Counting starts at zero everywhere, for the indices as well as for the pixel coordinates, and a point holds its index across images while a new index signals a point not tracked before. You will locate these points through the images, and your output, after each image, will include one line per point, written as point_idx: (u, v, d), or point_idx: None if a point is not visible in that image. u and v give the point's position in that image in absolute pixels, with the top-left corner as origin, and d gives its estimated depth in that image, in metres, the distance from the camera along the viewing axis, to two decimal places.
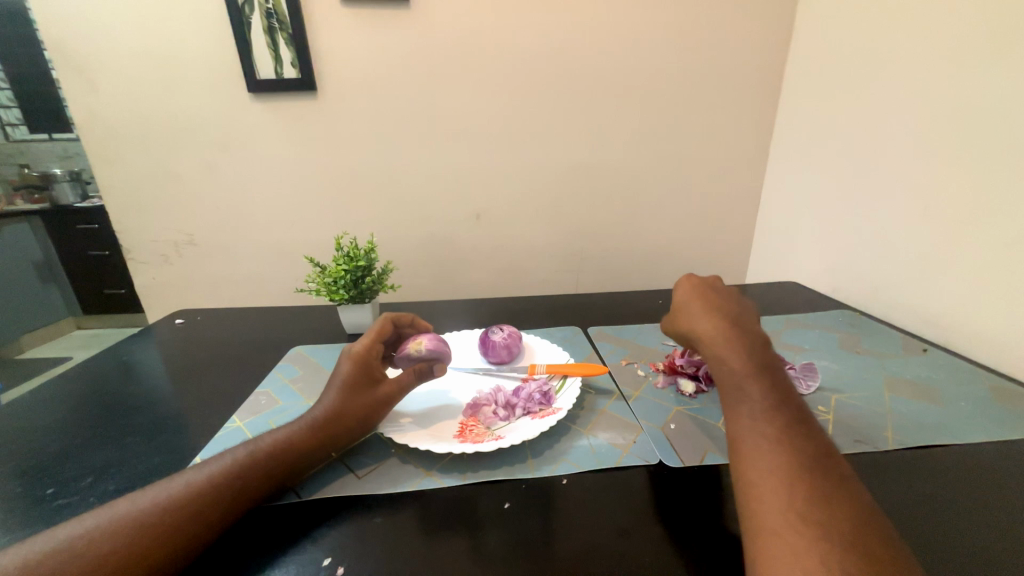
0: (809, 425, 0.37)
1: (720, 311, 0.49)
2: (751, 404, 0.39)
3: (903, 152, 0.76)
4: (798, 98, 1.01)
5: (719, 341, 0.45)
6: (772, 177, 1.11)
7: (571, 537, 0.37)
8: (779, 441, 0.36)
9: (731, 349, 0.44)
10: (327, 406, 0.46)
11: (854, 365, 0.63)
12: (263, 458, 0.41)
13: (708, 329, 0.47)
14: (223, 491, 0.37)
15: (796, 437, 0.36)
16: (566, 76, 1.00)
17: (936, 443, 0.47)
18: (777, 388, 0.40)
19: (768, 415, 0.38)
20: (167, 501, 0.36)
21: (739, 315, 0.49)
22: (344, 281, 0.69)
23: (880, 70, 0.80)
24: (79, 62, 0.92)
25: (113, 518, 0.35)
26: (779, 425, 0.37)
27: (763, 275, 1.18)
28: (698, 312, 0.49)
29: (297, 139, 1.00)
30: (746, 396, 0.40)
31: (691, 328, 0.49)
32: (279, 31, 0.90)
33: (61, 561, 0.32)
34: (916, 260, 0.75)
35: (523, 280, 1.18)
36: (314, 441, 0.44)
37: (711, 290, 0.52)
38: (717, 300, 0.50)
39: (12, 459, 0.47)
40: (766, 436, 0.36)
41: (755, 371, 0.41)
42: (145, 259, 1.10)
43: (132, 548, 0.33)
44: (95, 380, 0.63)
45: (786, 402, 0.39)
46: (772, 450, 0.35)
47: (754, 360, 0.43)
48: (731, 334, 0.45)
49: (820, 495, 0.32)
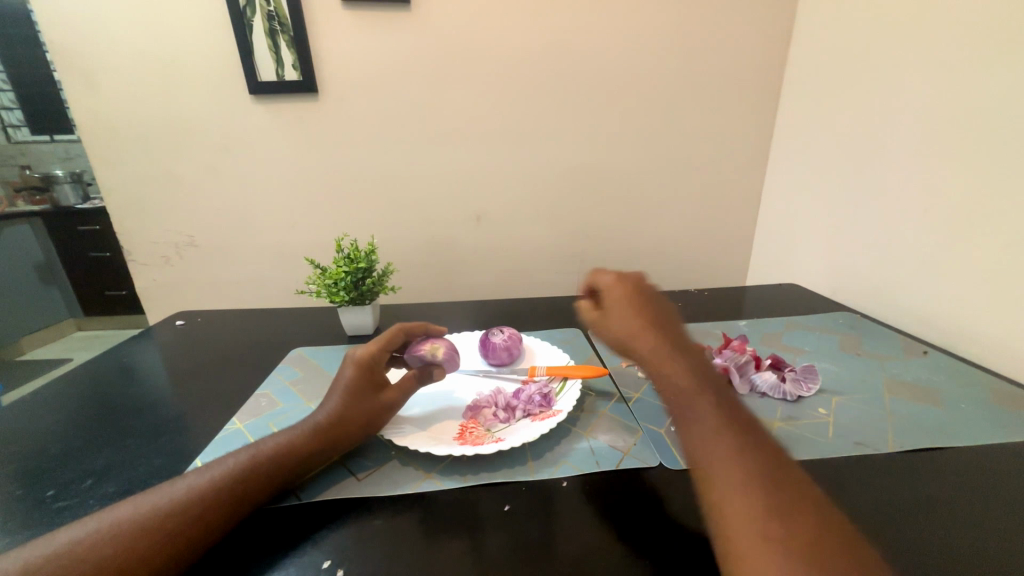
0: (761, 440, 0.34)
1: (653, 316, 0.43)
2: (702, 426, 0.35)
3: (903, 154, 0.76)
4: (798, 100, 1.01)
5: (658, 356, 0.40)
6: (772, 179, 1.11)
7: (571, 540, 0.37)
8: (739, 458, 0.32)
9: (671, 363, 0.39)
10: (331, 410, 0.46)
11: (854, 367, 0.63)
12: (263, 462, 0.41)
13: (646, 342, 0.41)
14: (222, 495, 0.37)
15: (752, 450, 0.33)
16: (567, 78, 1.00)
17: (937, 446, 0.47)
18: (725, 402, 0.37)
19: (723, 438, 0.34)
20: (165, 507, 0.36)
21: (667, 316, 0.44)
22: (345, 283, 0.69)
23: (879, 72, 0.80)
24: (81, 65, 0.93)
25: (114, 521, 0.35)
26: (735, 438, 0.34)
27: (763, 277, 1.18)
28: (630, 320, 0.43)
29: (298, 140, 1.00)
30: (696, 417, 0.36)
31: (626, 340, 0.43)
32: (280, 33, 0.91)
33: (62, 565, 0.32)
34: (916, 262, 0.75)
35: (523, 281, 1.18)
36: (318, 445, 0.44)
37: (636, 290, 0.46)
38: (646, 302, 0.45)
39: (12, 462, 0.47)
40: (725, 465, 0.33)
41: (701, 386, 0.37)
42: (146, 260, 1.10)
43: (133, 554, 0.33)
44: (95, 382, 0.63)
45: (736, 417, 0.36)
46: (733, 481, 0.32)
47: (697, 370, 0.38)
48: (668, 345, 0.40)
49: (795, 514, 0.30)
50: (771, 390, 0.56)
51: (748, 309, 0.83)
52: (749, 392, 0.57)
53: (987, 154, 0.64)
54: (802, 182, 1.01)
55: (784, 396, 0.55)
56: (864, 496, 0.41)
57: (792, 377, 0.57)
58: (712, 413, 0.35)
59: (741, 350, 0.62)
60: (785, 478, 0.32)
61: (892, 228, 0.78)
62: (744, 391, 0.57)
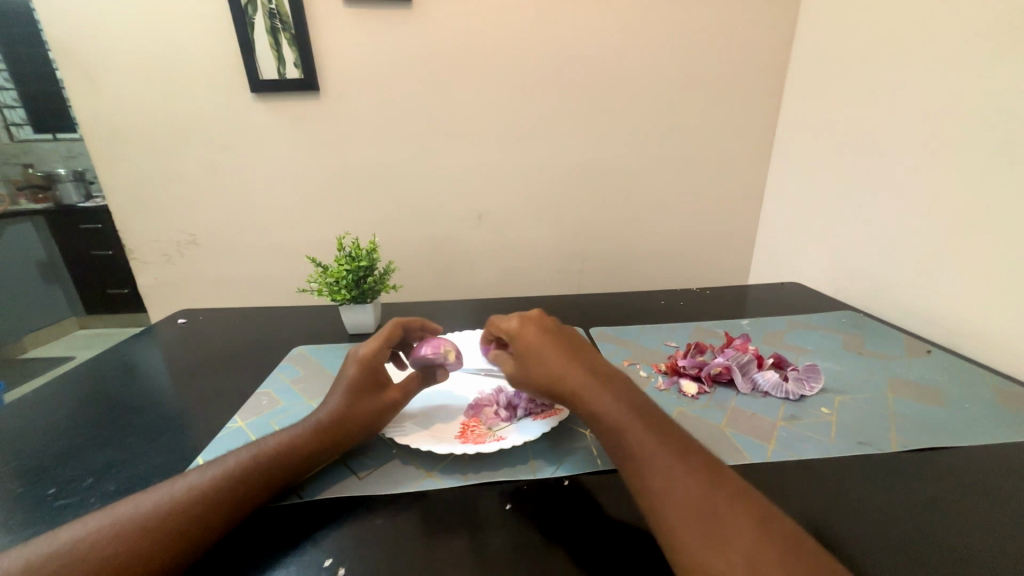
0: (693, 455, 0.37)
1: (572, 354, 0.46)
2: (640, 453, 0.37)
3: (906, 152, 0.75)
4: (801, 98, 1.01)
5: (586, 392, 0.42)
6: (775, 177, 1.10)
7: (572, 539, 0.36)
8: (677, 475, 0.35)
9: (599, 397, 0.42)
10: (332, 411, 0.46)
11: (857, 367, 0.63)
12: (265, 461, 0.41)
13: (573, 379, 0.43)
14: (224, 494, 0.37)
15: (688, 466, 0.36)
16: (568, 76, 1.00)
17: (940, 446, 0.47)
18: (655, 423, 0.39)
19: (660, 461, 0.36)
20: (166, 507, 0.36)
21: (583, 351, 0.47)
22: (346, 281, 0.69)
23: (882, 70, 0.80)
24: (83, 63, 0.93)
25: (115, 520, 0.34)
26: (671, 457, 0.36)
27: (765, 276, 1.18)
28: (552, 360, 0.45)
29: (300, 139, 1.00)
30: (631, 445, 0.38)
31: (552, 380, 0.44)
32: (282, 31, 0.91)
33: (62, 564, 0.32)
34: (919, 261, 0.74)
35: (525, 280, 1.18)
36: (319, 445, 0.44)
37: (548, 331, 0.49)
38: (562, 342, 0.48)
39: (14, 459, 0.47)
40: (666, 487, 0.35)
41: (631, 414, 0.40)
42: (148, 259, 1.10)
43: (134, 554, 0.33)
44: (98, 380, 0.63)
45: (667, 436, 0.38)
46: (679, 500, 0.34)
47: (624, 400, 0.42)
48: (592, 379, 0.43)
49: (737, 520, 0.32)
50: (773, 389, 0.56)
51: (750, 308, 0.83)
52: (751, 391, 0.57)
53: (990, 153, 0.63)
54: (804, 180, 1.01)
55: (786, 395, 0.55)
56: (866, 495, 0.41)
57: (794, 376, 0.57)
58: (646, 438, 0.38)
59: (743, 349, 0.62)
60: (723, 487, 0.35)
61: (895, 227, 0.78)
62: (746, 390, 0.57)
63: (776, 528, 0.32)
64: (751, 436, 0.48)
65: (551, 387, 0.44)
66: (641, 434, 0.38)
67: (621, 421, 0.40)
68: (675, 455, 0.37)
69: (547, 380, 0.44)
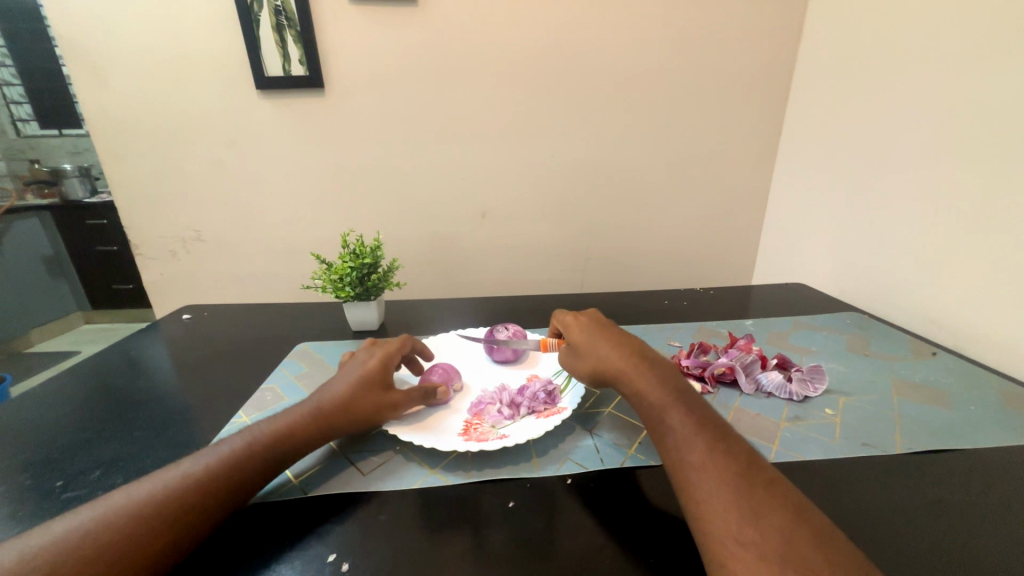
0: (731, 437, 0.38)
1: (621, 342, 0.50)
2: (676, 427, 0.39)
3: (911, 153, 0.75)
4: (807, 98, 1.00)
5: (629, 372, 0.46)
6: (780, 177, 1.10)
7: (575, 537, 0.37)
8: (711, 454, 0.36)
9: (643, 376, 0.45)
10: (340, 396, 0.47)
11: (862, 368, 0.62)
12: (260, 448, 0.41)
13: (619, 360, 0.47)
14: (217, 482, 0.38)
15: (723, 448, 0.37)
16: (573, 74, 1.00)
17: (947, 448, 0.47)
18: (696, 406, 0.41)
19: (695, 436, 0.38)
20: (165, 492, 0.36)
21: (634, 340, 0.50)
22: (350, 278, 0.69)
23: (889, 70, 0.79)
24: (90, 60, 0.93)
25: (109, 510, 0.35)
26: (707, 438, 0.37)
27: (769, 277, 1.18)
28: (601, 344, 0.49)
29: (304, 136, 1.00)
30: (669, 420, 0.40)
31: (600, 361, 0.48)
32: (287, 28, 0.91)
33: (58, 552, 0.32)
34: (924, 262, 0.74)
35: (528, 278, 1.18)
36: (315, 429, 0.45)
37: (602, 324, 0.54)
38: (615, 333, 0.52)
39: (21, 452, 0.48)
40: (698, 458, 0.36)
41: (672, 393, 0.42)
42: (153, 254, 1.10)
43: (132, 538, 0.33)
44: (104, 374, 0.63)
45: (710, 419, 0.40)
46: (708, 471, 0.35)
47: (669, 386, 0.43)
48: (637, 362, 0.46)
49: (766, 499, 0.33)
50: (777, 390, 0.56)
51: (754, 308, 0.83)
52: (755, 392, 0.57)
53: (996, 153, 0.63)
54: (809, 181, 1.00)
55: (790, 396, 0.55)
56: (873, 497, 0.40)
57: (798, 377, 0.57)
58: (686, 415, 0.40)
59: (747, 349, 0.62)
60: (757, 470, 0.35)
61: (899, 228, 0.78)
62: (750, 390, 0.56)
63: (807, 515, 0.32)
64: (755, 436, 0.48)
65: (598, 368, 0.48)
66: (681, 412, 0.40)
67: (662, 398, 0.42)
68: (713, 434, 0.38)
69: (596, 361, 0.49)
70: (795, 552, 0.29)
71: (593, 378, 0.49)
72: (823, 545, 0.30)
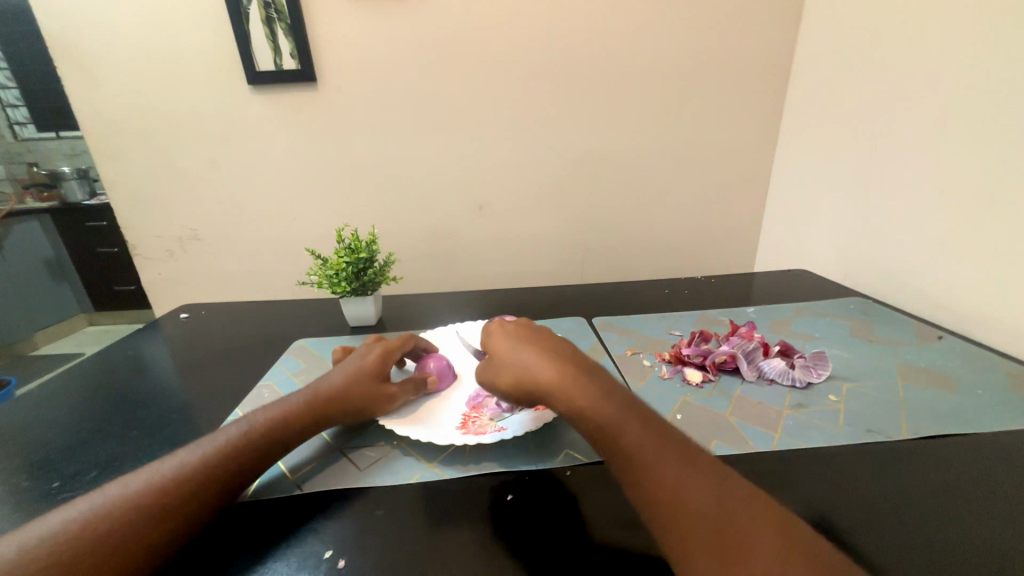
0: (694, 451, 0.36)
1: (553, 352, 0.46)
2: (634, 448, 0.36)
3: (915, 133, 0.73)
4: (808, 80, 0.97)
5: (565, 389, 0.41)
6: (781, 163, 1.08)
7: (576, 530, 0.36)
8: (677, 476, 0.33)
9: (583, 391, 0.41)
10: (335, 385, 0.48)
11: (866, 353, 0.61)
12: (256, 438, 0.41)
13: (552, 376, 0.43)
14: (216, 471, 0.38)
15: (688, 463, 0.34)
16: (568, 60, 0.98)
17: (953, 433, 0.46)
18: (649, 418, 0.38)
19: (657, 456, 0.35)
20: (162, 482, 0.36)
21: (568, 349, 0.47)
22: (346, 273, 0.69)
23: (891, 48, 0.77)
24: (81, 59, 0.92)
25: (108, 500, 0.34)
26: (670, 456, 0.35)
27: (771, 264, 1.16)
28: (529, 357, 0.45)
29: (297, 131, 0.99)
30: (625, 441, 0.36)
31: (529, 378, 0.44)
32: (277, 21, 0.89)
33: (58, 544, 0.32)
34: (927, 245, 0.72)
35: (527, 270, 1.17)
36: (310, 418, 0.45)
37: (532, 332, 0.49)
38: (545, 341, 0.47)
39: (18, 454, 0.48)
40: (665, 481, 0.33)
41: (621, 408, 0.39)
42: (151, 254, 1.10)
43: (130, 528, 0.33)
44: (102, 374, 0.63)
45: (667, 434, 0.37)
46: (680, 496, 0.32)
47: (615, 399, 0.40)
48: (573, 373, 0.42)
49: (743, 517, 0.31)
50: (779, 377, 0.55)
51: (756, 295, 0.82)
52: (757, 379, 0.56)
53: (1000, 130, 0.61)
54: (810, 165, 0.98)
55: (792, 383, 0.54)
56: (876, 484, 0.40)
57: (801, 363, 0.56)
58: (641, 433, 0.37)
59: (748, 336, 0.61)
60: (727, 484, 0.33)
61: (902, 211, 0.76)
62: (751, 378, 0.56)
63: (788, 528, 0.30)
64: (757, 424, 0.48)
65: (525, 385, 0.44)
66: (635, 428, 0.37)
67: (610, 415, 0.38)
68: (675, 450, 0.35)
69: (523, 378, 0.44)
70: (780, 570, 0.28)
71: (518, 397, 0.45)
72: (806, 561, 0.28)
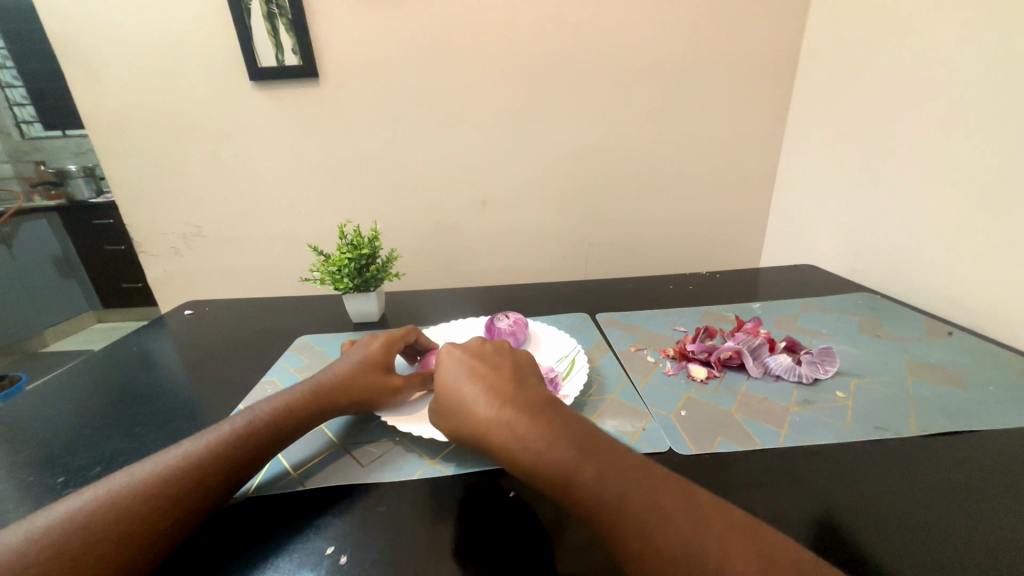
0: (662, 480, 0.34)
1: (498, 386, 0.43)
2: (596, 491, 0.33)
3: (925, 124, 0.71)
4: (816, 72, 0.96)
5: (508, 430, 0.39)
6: (788, 157, 1.06)
7: (577, 527, 0.36)
8: (644, 517, 0.31)
9: (527, 433, 0.38)
10: (338, 375, 0.48)
11: (875, 349, 0.60)
12: (261, 428, 0.41)
13: (495, 415, 0.40)
14: (222, 460, 0.38)
15: (654, 497, 0.32)
16: (572, 53, 0.96)
17: (965, 429, 0.45)
18: (605, 453, 0.35)
19: (622, 497, 0.33)
20: (167, 471, 0.36)
21: (516, 379, 0.44)
22: (349, 269, 0.69)
23: (901, 38, 0.75)
24: (84, 56, 0.92)
25: (114, 489, 0.35)
26: (635, 495, 0.33)
27: (777, 259, 1.15)
28: (475, 396, 0.42)
29: (300, 127, 0.99)
30: (583, 484, 0.34)
31: (472, 418, 0.41)
32: (278, 16, 0.89)
33: (64, 531, 0.32)
34: (938, 239, 0.71)
35: (530, 265, 1.16)
36: (313, 408, 0.45)
37: (479, 360, 0.47)
38: (492, 372, 0.45)
39: (23, 450, 0.48)
40: (633, 523, 0.31)
41: (573, 446, 0.36)
42: (156, 251, 1.11)
43: (135, 518, 0.33)
44: (108, 370, 0.63)
45: (628, 470, 0.34)
46: (651, 538, 0.31)
47: (569, 436, 0.37)
48: (522, 412, 0.40)
49: (721, 548, 0.29)
50: (786, 373, 0.54)
51: (762, 291, 0.81)
52: (762, 375, 0.55)
53: (1013, 120, 0.60)
54: (818, 159, 0.97)
55: (799, 379, 0.54)
56: (884, 482, 0.39)
57: (808, 359, 0.55)
58: (597, 474, 0.34)
59: (754, 332, 0.60)
60: (702, 511, 0.32)
61: (912, 205, 0.75)
62: (757, 374, 0.55)
63: (776, 551, 0.29)
64: (762, 420, 0.47)
65: (468, 425, 0.41)
66: (590, 468, 0.35)
67: (560, 456, 0.36)
68: (639, 490, 0.33)
69: (467, 418, 0.42)
70: None
71: (464, 438, 0.42)
72: None
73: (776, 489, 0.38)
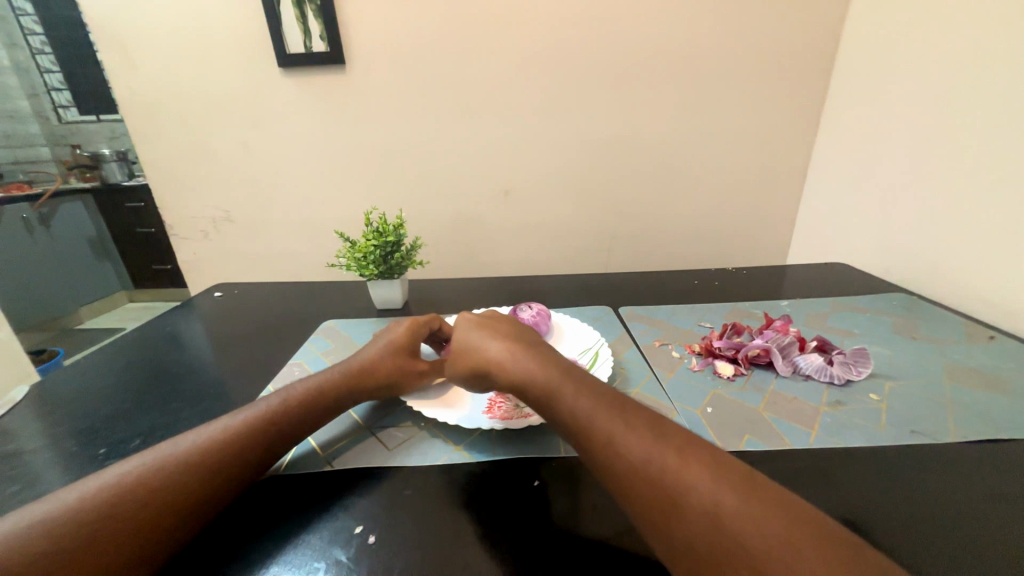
0: (635, 407, 0.36)
1: (500, 331, 0.48)
2: (572, 404, 0.37)
3: (972, 118, 0.68)
4: (855, 62, 0.91)
5: (503, 360, 0.43)
6: (821, 151, 1.02)
7: (598, 518, 0.35)
8: (613, 424, 0.34)
9: (519, 362, 0.42)
10: (367, 358, 0.49)
11: (910, 352, 0.58)
12: (295, 407, 0.42)
13: (494, 350, 0.45)
14: (261, 437, 0.39)
15: (625, 412, 0.35)
16: (598, 40, 0.94)
17: (1007, 438, 0.43)
18: (584, 379, 0.39)
19: (597, 409, 0.36)
20: (209, 444, 0.37)
21: (518, 329, 0.48)
22: (374, 256, 0.69)
23: (948, 26, 0.71)
24: (120, 41, 0.94)
25: (161, 458, 0.36)
26: (607, 409, 0.36)
27: (806, 257, 1.12)
28: (479, 337, 0.47)
29: (325, 113, 0.99)
30: (562, 398, 0.38)
31: (475, 355, 0.46)
32: (307, 2, 0.89)
33: (115, 495, 0.33)
34: (982, 240, 0.68)
35: (550, 257, 1.16)
36: (345, 390, 0.46)
37: (488, 317, 0.52)
38: (497, 323, 0.49)
39: (67, 421, 0.50)
40: (604, 430, 0.34)
41: (558, 372, 0.40)
42: (187, 235, 1.14)
43: (179, 487, 0.34)
44: (143, 348, 0.66)
45: (604, 393, 0.38)
46: (618, 439, 0.33)
47: (556, 365, 0.41)
48: (517, 348, 0.44)
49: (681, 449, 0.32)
50: (816, 373, 0.53)
51: (790, 288, 0.79)
52: (791, 375, 0.54)
53: None
54: (852, 154, 0.93)
55: (830, 379, 0.52)
56: (922, 488, 0.38)
57: (840, 360, 0.54)
58: (575, 393, 0.38)
59: (784, 330, 0.59)
60: (669, 428, 0.34)
61: (953, 202, 0.71)
62: (786, 373, 0.54)
63: (738, 468, 0.31)
64: (792, 421, 0.46)
65: (476, 365, 0.46)
66: (570, 388, 0.38)
67: (545, 379, 0.40)
68: (611, 405, 0.36)
69: (470, 356, 0.47)
70: (719, 488, 0.29)
71: (468, 376, 0.47)
72: (754, 493, 0.29)
73: (805, 491, 0.38)
